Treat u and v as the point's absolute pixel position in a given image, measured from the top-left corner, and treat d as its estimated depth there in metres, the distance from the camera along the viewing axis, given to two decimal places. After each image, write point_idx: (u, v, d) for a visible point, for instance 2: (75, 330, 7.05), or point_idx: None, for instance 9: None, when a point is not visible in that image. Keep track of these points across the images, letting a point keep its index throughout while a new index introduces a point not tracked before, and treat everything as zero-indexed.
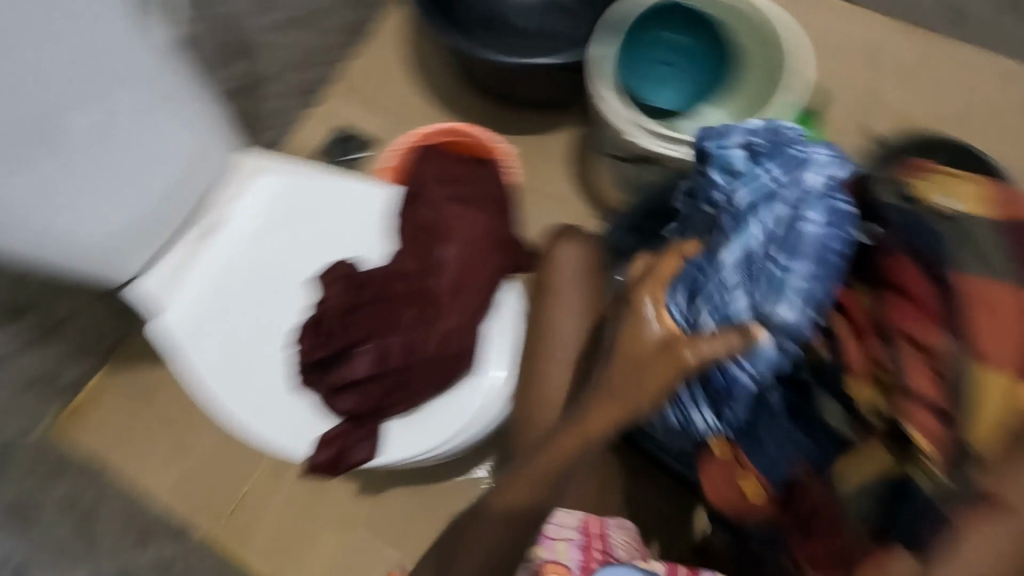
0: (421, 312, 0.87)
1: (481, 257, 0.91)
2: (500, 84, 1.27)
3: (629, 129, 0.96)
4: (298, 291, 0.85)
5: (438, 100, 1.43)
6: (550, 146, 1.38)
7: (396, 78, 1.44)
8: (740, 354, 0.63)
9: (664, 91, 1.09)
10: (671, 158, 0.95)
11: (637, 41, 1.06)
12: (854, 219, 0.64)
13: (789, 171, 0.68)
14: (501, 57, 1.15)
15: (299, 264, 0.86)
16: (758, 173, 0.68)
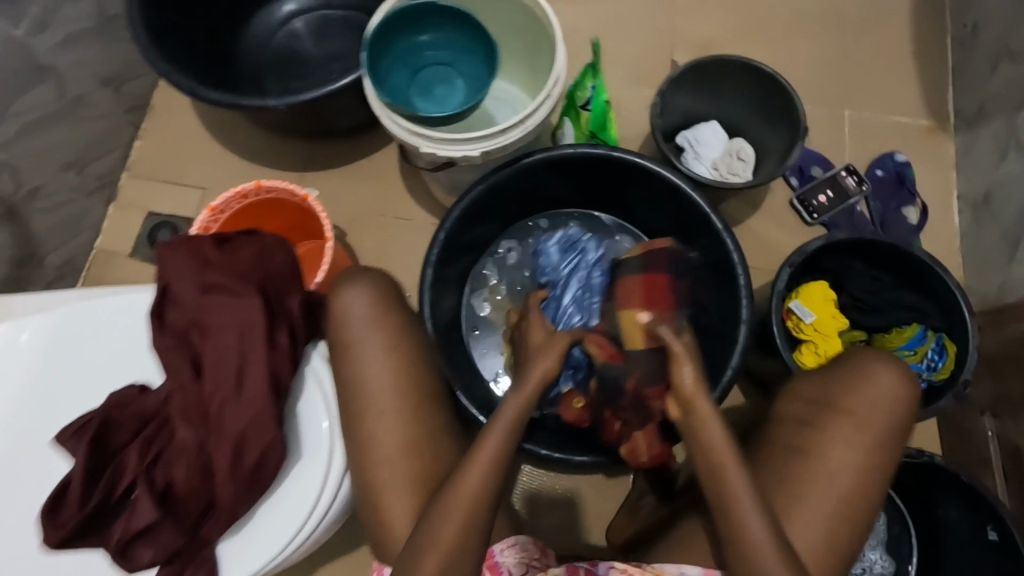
0: (193, 439, 0.59)
1: (241, 337, 0.60)
2: (295, 122, 1.22)
3: (421, 143, 0.91)
4: (49, 453, 0.70)
5: (246, 154, 1.37)
6: (376, 165, 1.34)
7: (194, 145, 1.38)
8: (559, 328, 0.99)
9: (447, 93, 1.04)
10: (473, 157, 0.92)
11: (401, 52, 0.99)
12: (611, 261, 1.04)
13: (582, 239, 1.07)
14: (276, 100, 1.09)
15: (52, 413, 0.72)
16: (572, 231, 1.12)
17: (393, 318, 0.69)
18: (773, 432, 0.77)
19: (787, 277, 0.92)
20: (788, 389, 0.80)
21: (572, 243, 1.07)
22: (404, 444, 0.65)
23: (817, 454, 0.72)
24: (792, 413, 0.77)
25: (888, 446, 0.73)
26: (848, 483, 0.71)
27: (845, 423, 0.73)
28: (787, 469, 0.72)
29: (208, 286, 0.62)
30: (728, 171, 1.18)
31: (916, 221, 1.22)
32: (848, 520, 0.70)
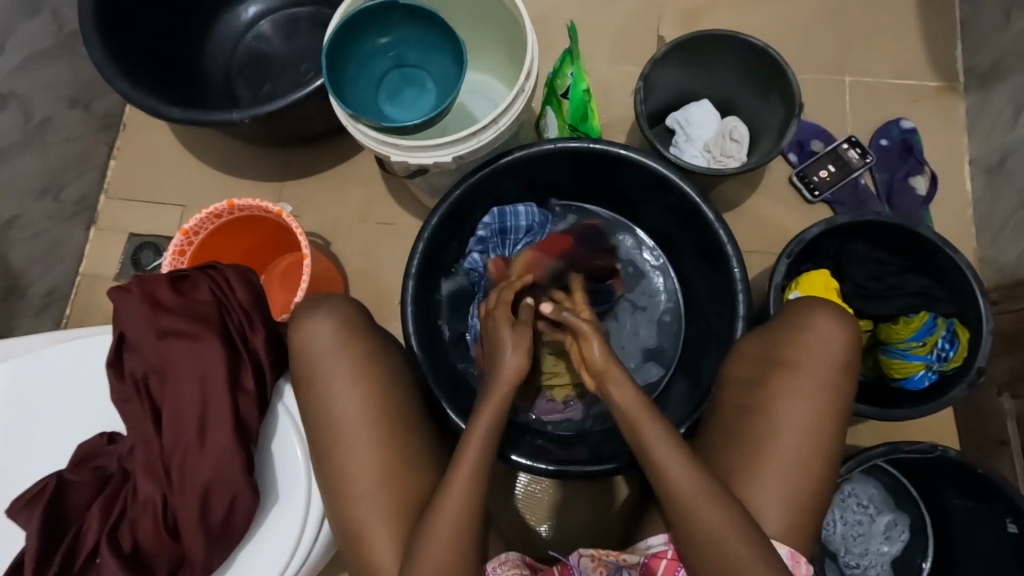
0: (158, 492, 0.57)
1: (200, 384, 0.58)
2: (266, 132, 1.18)
3: (389, 151, 0.87)
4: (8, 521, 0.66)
5: (222, 166, 1.33)
6: (355, 168, 1.30)
7: (170, 159, 1.34)
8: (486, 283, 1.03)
9: (417, 96, 0.99)
10: (446, 161, 0.87)
11: (364, 58, 0.95)
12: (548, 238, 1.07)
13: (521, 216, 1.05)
14: (242, 113, 1.05)
15: (22, 466, 0.69)
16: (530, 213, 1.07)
17: (360, 345, 0.67)
18: (725, 395, 0.75)
19: (785, 266, 0.87)
20: (736, 349, 0.77)
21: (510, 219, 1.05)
22: (382, 477, 0.62)
23: (770, 413, 0.69)
24: (738, 372, 0.74)
25: (840, 398, 0.69)
26: (804, 441, 0.68)
27: (793, 378, 0.70)
28: (739, 430, 0.70)
29: (163, 330, 0.59)
30: (721, 153, 1.12)
31: (925, 191, 1.15)
32: (808, 479, 0.67)
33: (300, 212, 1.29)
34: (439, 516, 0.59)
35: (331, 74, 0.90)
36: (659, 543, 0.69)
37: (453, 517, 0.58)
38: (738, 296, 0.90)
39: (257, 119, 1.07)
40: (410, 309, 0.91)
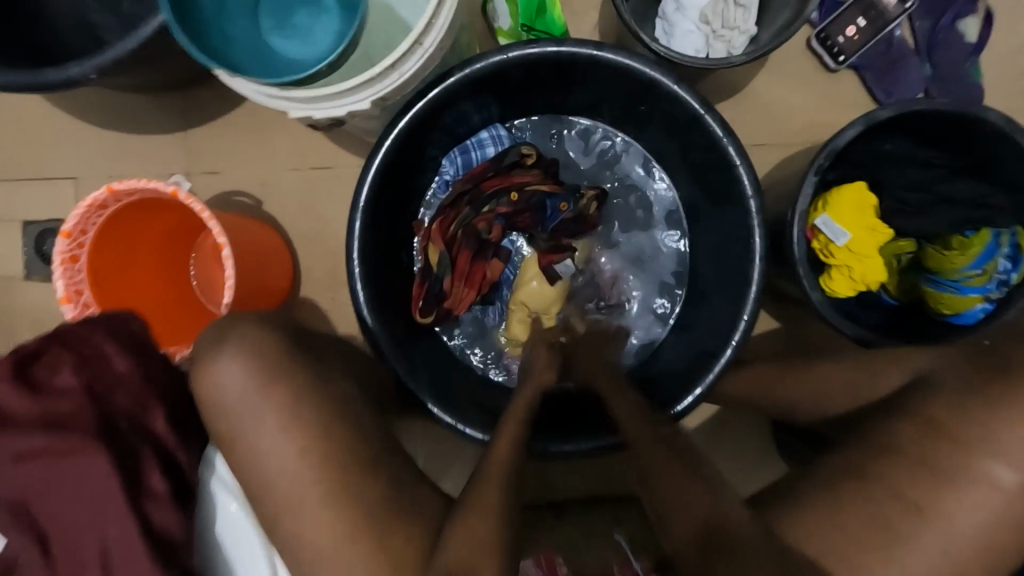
0: None
1: (89, 498, 0.47)
2: (137, 76, 0.91)
3: (285, 105, 0.63)
4: None
5: (103, 121, 1.06)
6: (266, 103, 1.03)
7: (38, 123, 1.07)
8: (441, 244, 0.85)
9: (313, 18, 0.71)
10: (362, 109, 0.65)
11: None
12: (507, 167, 0.86)
13: (474, 146, 0.88)
14: (80, 65, 0.76)
15: None
16: (483, 137, 0.89)
17: (289, 388, 0.53)
18: (884, 464, 0.57)
19: (812, 185, 0.70)
20: (915, 409, 0.59)
21: (461, 156, 0.89)
22: (346, 544, 0.52)
23: (941, 513, 0.54)
24: (919, 448, 0.57)
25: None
26: (962, 545, 0.54)
27: (986, 481, 0.54)
28: (894, 522, 0.55)
29: (17, 452, 0.47)
30: (723, 25, 0.86)
31: (976, 38, 0.92)
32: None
33: (216, 169, 1.05)
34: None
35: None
36: None
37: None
38: (752, 219, 0.74)
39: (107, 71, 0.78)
40: (362, 295, 0.75)
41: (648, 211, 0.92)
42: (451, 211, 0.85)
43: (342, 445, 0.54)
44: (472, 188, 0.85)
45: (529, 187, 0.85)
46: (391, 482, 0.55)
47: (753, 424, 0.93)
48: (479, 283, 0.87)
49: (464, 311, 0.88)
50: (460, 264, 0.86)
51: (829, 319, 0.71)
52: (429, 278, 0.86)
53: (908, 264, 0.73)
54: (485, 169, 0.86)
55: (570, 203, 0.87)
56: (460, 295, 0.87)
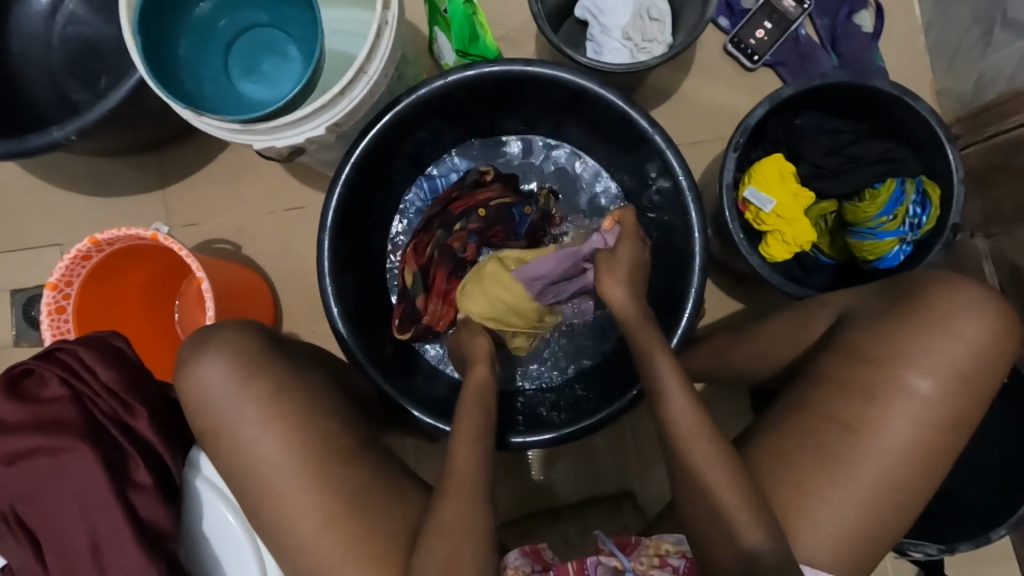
0: None
1: (77, 502, 0.51)
2: (117, 139, 0.98)
3: (249, 138, 0.70)
4: None
5: (87, 188, 1.12)
6: (239, 154, 1.11)
7: (26, 195, 1.13)
8: (417, 268, 0.91)
9: (278, 67, 0.81)
10: (320, 135, 0.72)
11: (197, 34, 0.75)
12: (472, 184, 0.93)
13: (441, 177, 0.97)
14: (63, 128, 0.85)
15: None
16: (445, 166, 0.97)
17: (269, 382, 0.57)
18: (817, 392, 0.62)
19: (733, 162, 0.77)
20: (842, 340, 0.63)
21: (428, 186, 0.97)
22: (330, 525, 0.55)
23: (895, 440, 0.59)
24: (840, 370, 0.61)
25: (967, 419, 0.58)
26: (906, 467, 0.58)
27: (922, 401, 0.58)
28: (831, 444, 0.59)
29: (12, 455, 0.51)
30: (643, 38, 0.96)
31: (871, 28, 1.02)
32: (905, 501, 0.58)
33: (196, 221, 1.11)
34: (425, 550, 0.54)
35: (153, 58, 0.70)
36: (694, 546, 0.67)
37: (439, 553, 0.53)
38: (688, 201, 0.79)
39: (87, 133, 0.87)
40: (335, 311, 0.79)
41: (604, 210, 0.97)
42: (423, 236, 0.92)
43: (322, 433, 0.57)
44: (440, 211, 0.92)
45: (497, 202, 0.92)
46: (374, 468, 0.59)
47: (732, 398, 0.95)
48: (457, 299, 0.92)
49: (445, 327, 0.92)
50: (437, 283, 0.91)
51: (771, 281, 0.76)
52: (406, 300, 0.92)
53: (835, 224, 0.81)
54: (450, 192, 0.93)
55: (533, 205, 0.94)
56: (441, 315, 0.91)
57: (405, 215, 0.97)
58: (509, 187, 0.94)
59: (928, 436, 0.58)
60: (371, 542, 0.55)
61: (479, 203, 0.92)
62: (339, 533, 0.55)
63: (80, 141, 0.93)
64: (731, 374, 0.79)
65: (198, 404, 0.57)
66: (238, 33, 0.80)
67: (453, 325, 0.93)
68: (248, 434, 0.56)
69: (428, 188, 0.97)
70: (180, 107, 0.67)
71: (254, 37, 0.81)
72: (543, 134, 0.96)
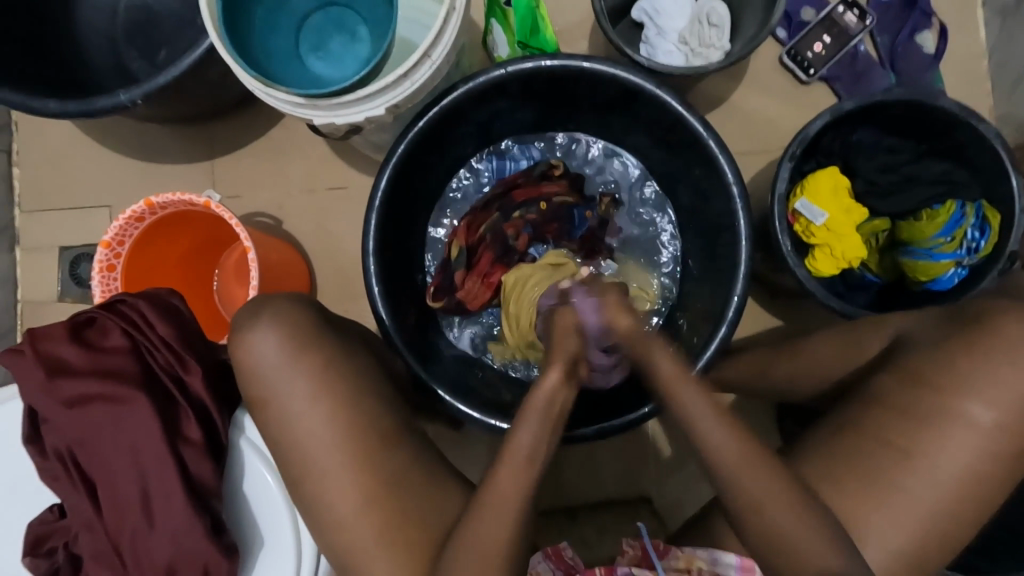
0: None
1: (133, 450, 0.53)
2: (175, 108, 1.01)
3: (311, 112, 0.72)
4: None
5: (139, 153, 1.15)
6: (288, 132, 1.13)
7: (81, 156, 1.16)
8: (464, 242, 0.92)
9: (346, 46, 0.83)
10: (379, 115, 0.73)
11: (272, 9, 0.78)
12: (536, 176, 0.93)
13: (508, 164, 0.98)
14: (128, 92, 0.87)
15: None
16: (509, 154, 0.99)
17: (319, 353, 0.59)
18: (871, 416, 0.61)
19: (788, 172, 0.76)
20: (900, 364, 0.63)
21: (490, 174, 0.99)
22: (367, 497, 0.56)
23: (939, 461, 0.58)
24: (899, 398, 0.61)
25: (1014, 449, 0.57)
26: (942, 489, 0.57)
27: (968, 422, 0.58)
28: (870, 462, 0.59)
29: (75, 401, 0.53)
30: (699, 44, 0.95)
31: (933, 49, 0.99)
32: (941, 525, 0.57)
33: (241, 194, 1.13)
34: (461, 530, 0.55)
35: (230, 27, 0.72)
36: (729, 563, 0.64)
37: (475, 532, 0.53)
38: (736, 207, 0.78)
39: (149, 99, 0.89)
40: (377, 290, 0.80)
41: (646, 214, 0.98)
42: (483, 215, 0.92)
43: (365, 408, 0.58)
44: (501, 194, 0.93)
45: (559, 199, 0.92)
46: (411, 445, 0.60)
47: (761, 411, 0.95)
48: (496, 283, 0.92)
49: (476, 306, 0.93)
50: (481, 263, 0.92)
51: (817, 295, 0.75)
52: (446, 271, 0.93)
53: (886, 242, 0.80)
54: (516, 178, 0.93)
55: (594, 210, 0.95)
56: (476, 295, 0.92)
57: (457, 194, 0.99)
58: (568, 185, 0.93)
59: (970, 462, 0.57)
60: (405, 517, 0.56)
61: (540, 195, 0.92)
62: (374, 506, 0.56)
63: (140, 108, 0.95)
64: (765, 385, 0.79)
65: (249, 365, 0.58)
66: (310, 12, 0.82)
67: (485, 307, 0.94)
68: (294, 401, 0.57)
69: (489, 172, 0.99)
70: (249, 75, 0.68)
71: (326, 16, 0.83)
72: (592, 132, 0.97)
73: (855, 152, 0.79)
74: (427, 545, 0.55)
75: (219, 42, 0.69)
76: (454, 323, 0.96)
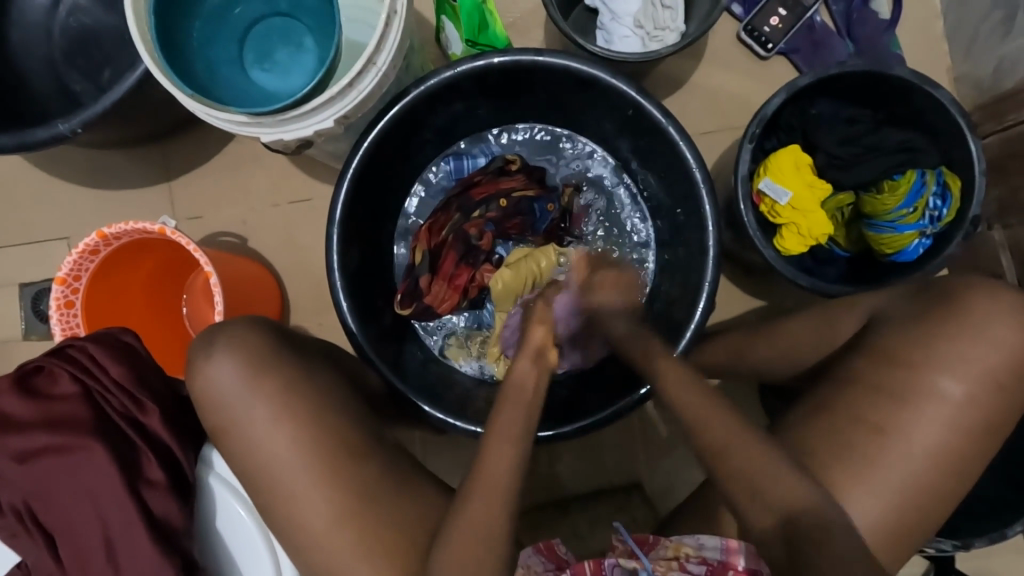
0: None
1: (91, 499, 0.51)
2: (124, 132, 0.97)
3: (259, 129, 0.69)
4: None
5: (93, 180, 1.11)
6: (245, 146, 1.09)
7: (32, 187, 1.12)
8: (427, 246, 0.90)
9: (293, 57, 0.80)
10: (329, 127, 0.71)
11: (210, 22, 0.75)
12: (495, 171, 0.91)
13: (469, 163, 0.96)
14: (67, 121, 0.84)
15: None
16: (470, 150, 0.96)
17: (278, 378, 0.57)
18: (849, 397, 0.62)
19: (749, 153, 0.76)
20: (863, 338, 0.63)
21: (454, 172, 0.96)
22: (342, 523, 0.55)
23: (906, 430, 0.58)
24: (874, 374, 0.61)
25: (981, 414, 0.58)
26: (914, 459, 0.58)
27: (932, 388, 0.58)
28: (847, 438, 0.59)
29: (31, 452, 0.52)
30: (655, 27, 0.94)
31: (888, 14, 0.99)
32: (916, 495, 0.58)
33: (202, 213, 1.10)
34: (443, 552, 0.54)
35: (166, 47, 0.69)
36: (715, 547, 0.64)
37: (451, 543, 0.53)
38: (700, 191, 0.78)
39: (91, 127, 0.86)
40: (346, 304, 0.78)
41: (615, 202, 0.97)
42: (443, 217, 0.90)
43: (333, 431, 0.57)
44: (460, 193, 0.91)
45: (519, 193, 0.90)
46: (383, 459, 0.59)
47: (742, 391, 0.95)
48: (462, 285, 0.91)
49: (445, 310, 0.91)
50: (445, 265, 0.90)
51: (784, 273, 0.75)
52: (411, 277, 0.90)
53: (851, 215, 0.80)
54: (475, 176, 0.91)
55: (556, 202, 0.92)
56: (444, 300, 0.91)
57: (422, 194, 0.97)
58: (530, 178, 0.92)
59: (940, 430, 0.58)
60: (383, 540, 0.55)
61: (500, 191, 0.90)
62: (351, 529, 0.55)
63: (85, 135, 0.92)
64: (743, 367, 0.79)
65: (210, 397, 0.57)
66: (254, 21, 0.79)
67: (455, 309, 0.93)
68: (257, 430, 0.56)
69: (452, 169, 0.96)
70: (187, 97, 0.65)
71: (269, 24, 0.80)
72: (553, 123, 0.95)
73: (816, 126, 0.78)
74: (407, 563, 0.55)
75: (154, 64, 0.66)
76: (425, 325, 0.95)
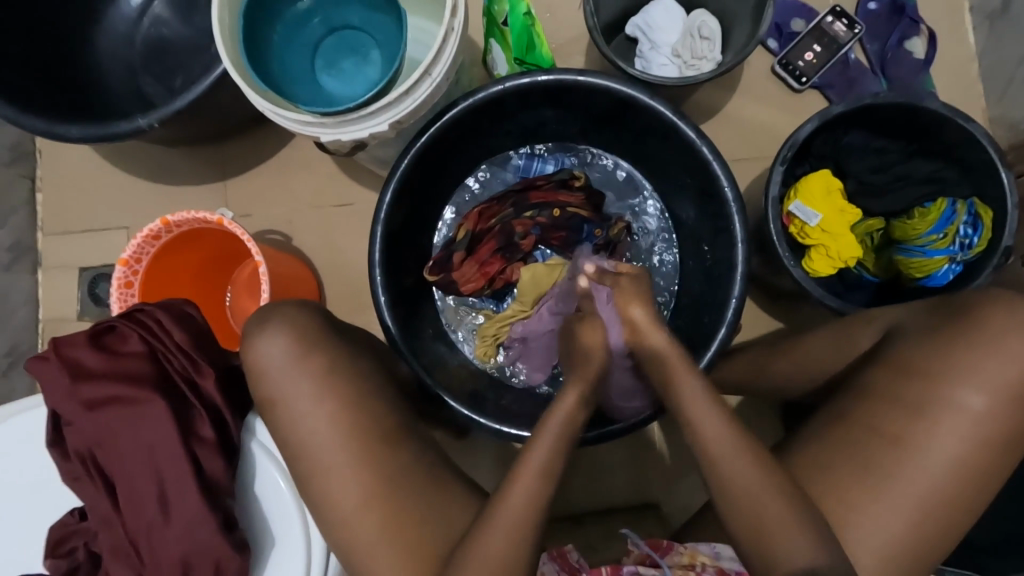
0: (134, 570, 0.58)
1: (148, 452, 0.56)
2: (191, 131, 1.06)
3: (320, 128, 0.75)
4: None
5: (157, 174, 1.20)
6: (296, 151, 1.17)
7: (100, 178, 1.21)
8: (471, 225, 0.93)
9: (357, 67, 0.86)
10: (382, 132, 0.76)
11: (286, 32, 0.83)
12: (562, 180, 0.95)
13: (535, 167, 1.01)
14: (148, 116, 0.92)
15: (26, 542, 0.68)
16: (532, 150, 1.02)
17: (323, 357, 0.61)
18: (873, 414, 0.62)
19: (780, 175, 0.78)
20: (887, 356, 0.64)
21: (519, 172, 1.01)
22: (371, 498, 0.58)
23: (929, 450, 0.59)
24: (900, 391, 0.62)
25: (1007, 437, 0.58)
26: (935, 478, 0.58)
27: (957, 407, 0.58)
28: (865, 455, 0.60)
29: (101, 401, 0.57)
30: (692, 56, 0.99)
31: (922, 55, 1.01)
32: (937, 515, 0.58)
33: (251, 211, 1.17)
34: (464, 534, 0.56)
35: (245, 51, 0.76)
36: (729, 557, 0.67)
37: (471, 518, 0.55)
38: (731, 211, 0.80)
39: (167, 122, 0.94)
40: (384, 301, 0.82)
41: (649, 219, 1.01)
42: (498, 207, 0.94)
43: (371, 409, 0.61)
44: (519, 188, 0.95)
45: (575, 208, 0.94)
46: (412, 440, 0.62)
47: (762, 412, 0.95)
48: (490, 273, 0.94)
49: (467, 290, 0.95)
50: (482, 249, 0.93)
51: (813, 292, 0.76)
52: (447, 249, 0.93)
53: (880, 241, 0.82)
54: (539, 180, 0.95)
55: (605, 229, 0.95)
56: (469, 283, 0.94)
57: (482, 176, 1.02)
58: (582, 191, 0.95)
59: (965, 450, 0.58)
60: (412, 517, 0.58)
61: (556, 201, 0.94)
62: (381, 505, 0.58)
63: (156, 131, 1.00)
64: (764, 385, 0.79)
65: (261, 367, 0.61)
66: (326, 33, 0.87)
67: (477, 293, 0.96)
68: (298, 404, 0.60)
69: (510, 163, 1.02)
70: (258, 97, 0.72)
71: (341, 35, 0.87)
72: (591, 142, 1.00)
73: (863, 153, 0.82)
74: (428, 541, 0.57)
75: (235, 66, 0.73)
76: (450, 321, 0.99)
